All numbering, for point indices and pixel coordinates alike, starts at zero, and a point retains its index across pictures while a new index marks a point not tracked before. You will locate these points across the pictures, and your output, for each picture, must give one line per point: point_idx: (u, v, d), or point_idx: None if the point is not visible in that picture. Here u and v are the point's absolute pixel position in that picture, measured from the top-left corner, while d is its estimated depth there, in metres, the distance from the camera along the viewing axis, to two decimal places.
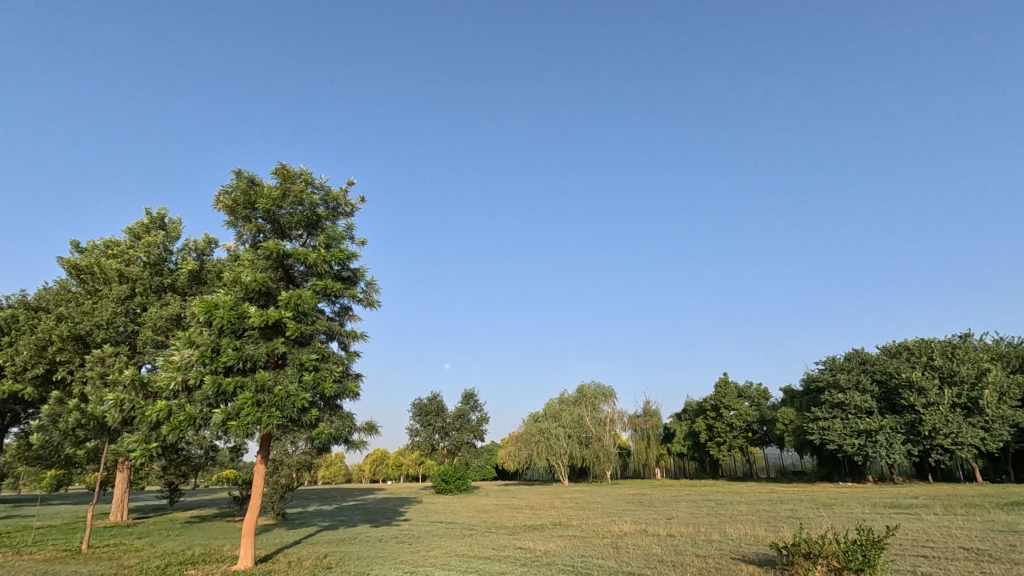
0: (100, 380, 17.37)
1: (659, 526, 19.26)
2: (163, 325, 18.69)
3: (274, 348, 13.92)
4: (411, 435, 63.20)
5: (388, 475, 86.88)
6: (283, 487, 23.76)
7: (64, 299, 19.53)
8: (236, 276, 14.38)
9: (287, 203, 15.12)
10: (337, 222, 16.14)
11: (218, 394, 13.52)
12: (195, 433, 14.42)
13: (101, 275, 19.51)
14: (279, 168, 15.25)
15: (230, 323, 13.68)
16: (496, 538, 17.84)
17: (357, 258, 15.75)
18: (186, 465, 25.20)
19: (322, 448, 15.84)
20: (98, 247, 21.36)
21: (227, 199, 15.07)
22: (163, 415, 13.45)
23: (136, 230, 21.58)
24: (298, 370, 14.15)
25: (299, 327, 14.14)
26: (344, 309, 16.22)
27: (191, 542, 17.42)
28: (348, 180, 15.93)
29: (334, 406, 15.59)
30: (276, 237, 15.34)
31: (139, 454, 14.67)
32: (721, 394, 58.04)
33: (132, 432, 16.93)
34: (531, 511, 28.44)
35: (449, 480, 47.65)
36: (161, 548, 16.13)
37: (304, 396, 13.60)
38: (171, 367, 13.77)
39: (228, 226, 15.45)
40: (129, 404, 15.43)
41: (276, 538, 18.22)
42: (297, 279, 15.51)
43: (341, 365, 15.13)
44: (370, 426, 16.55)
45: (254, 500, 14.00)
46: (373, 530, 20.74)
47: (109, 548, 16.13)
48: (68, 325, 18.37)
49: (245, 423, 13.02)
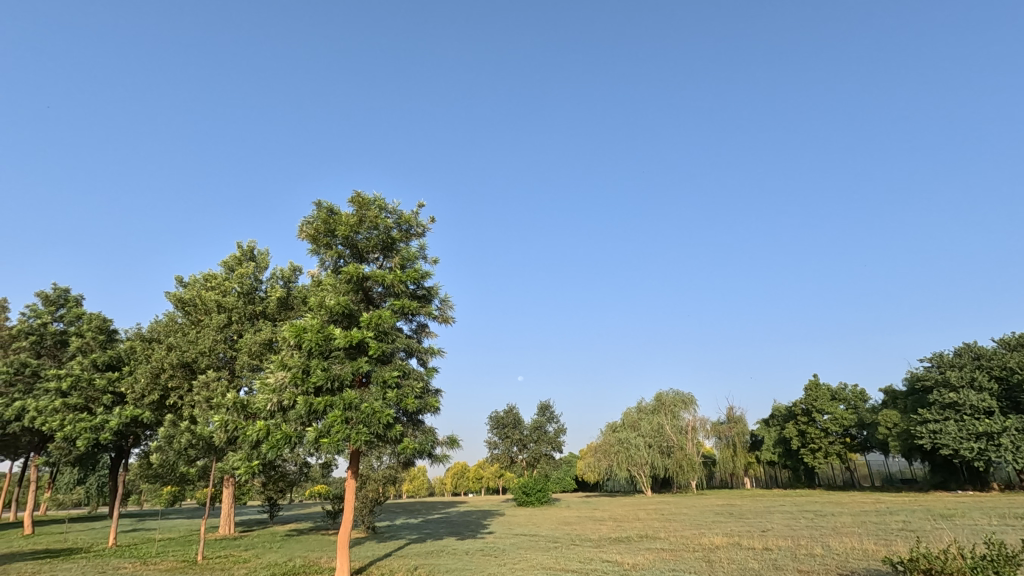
0: (206, 403, 18.84)
1: (753, 539, 18.27)
2: (258, 349, 20.06)
3: (358, 367, 14.60)
4: (490, 448, 63.91)
5: (469, 488, 88.18)
6: (372, 501, 24.71)
7: (173, 330, 21.44)
8: (320, 300, 15.18)
9: (363, 229, 15.90)
10: (410, 242, 16.75)
11: (310, 413, 14.31)
12: (291, 450, 15.28)
13: (203, 306, 21.20)
14: (355, 196, 16.06)
15: (318, 345, 14.46)
16: (582, 551, 17.61)
17: (431, 276, 16.26)
18: (283, 482, 26.65)
19: (407, 462, 16.35)
20: (199, 281, 23.31)
21: (310, 229, 16.05)
22: (262, 435, 14.42)
23: (230, 263, 23.39)
24: (382, 388, 14.73)
25: (381, 346, 14.74)
26: (421, 326, 16.73)
27: (292, 554, 18.44)
28: (420, 203, 16.47)
29: (417, 421, 16.08)
30: (355, 262, 16.12)
31: (243, 471, 15.79)
32: (811, 398, 54.52)
33: (235, 451, 18.21)
34: (615, 523, 27.79)
35: (530, 493, 47.60)
36: (266, 560, 17.11)
37: (388, 412, 14.13)
38: (267, 390, 14.75)
39: (312, 254, 16.40)
40: (232, 425, 16.64)
41: (368, 551, 18.91)
42: (376, 300, 16.18)
43: (421, 381, 15.58)
44: (452, 440, 16.91)
45: (347, 514, 14.58)
46: (460, 542, 21.05)
47: (221, 560, 17.31)
48: (177, 353, 20.12)
49: (335, 440, 13.70)
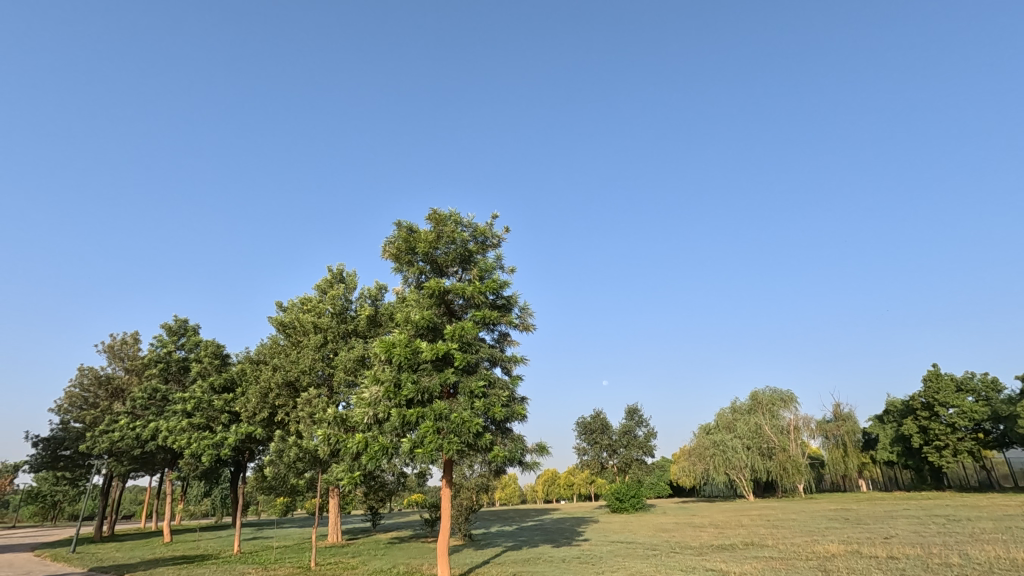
0: (310, 418, 20.17)
1: (876, 547, 16.74)
2: (352, 365, 21.12)
3: (445, 379, 15.00)
4: (579, 454, 63.32)
5: (561, 495, 87.81)
6: (467, 509, 25.26)
7: (277, 352, 23.17)
8: (406, 315, 15.82)
9: (441, 244, 16.41)
10: (486, 254, 17.05)
11: (404, 424, 14.90)
12: (388, 461, 15.97)
13: (301, 327, 22.80)
14: (431, 214, 16.62)
15: (407, 359, 15.04)
16: (684, 559, 16.95)
17: (509, 285, 16.45)
18: (383, 491, 27.85)
19: (498, 470, 16.56)
20: (297, 304, 25.05)
21: (392, 248, 16.78)
22: (361, 447, 15.18)
23: (322, 285, 24.94)
24: (470, 398, 15.06)
25: (466, 356, 15.08)
26: (503, 335, 16.95)
27: (395, 561, 19.18)
28: (493, 214, 16.75)
29: (505, 429, 16.27)
30: (436, 276, 16.65)
31: (346, 481, 16.69)
32: (933, 390, 49.39)
33: (338, 463, 19.30)
34: (716, 529, 26.51)
35: (624, 499, 46.58)
36: (372, 567, 17.97)
37: (477, 422, 14.37)
38: (363, 404, 15.51)
39: (396, 272, 17.13)
40: (334, 438, 17.64)
41: (467, 558, 19.33)
42: (458, 312, 16.60)
43: (507, 390, 15.79)
44: (541, 447, 16.94)
45: (444, 522, 14.98)
46: (555, 549, 20.97)
47: (332, 566, 18.37)
48: (281, 373, 21.74)
49: (429, 450, 14.15)
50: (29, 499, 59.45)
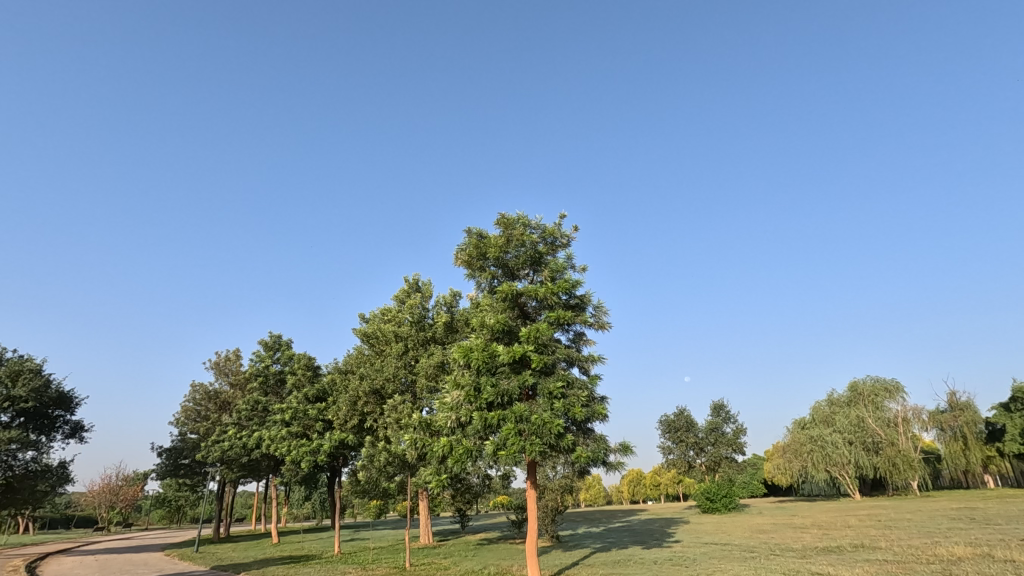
0: (396, 424, 20.98)
1: (1011, 549, 15.06)
2: (433, 371, 21.68)
3: (524, 381, 15.10)
4: (664, 453, 61.59)
5: (648, 495, 85.83)
6: (553, 510, 25.27)
7: (363, 361, 24.37)
8: (481, 320, 16.10)
9: (511, 248, 16.58)
10: (557, 254, 17.02)
11: (486, 427, 15.13)
12: (474, 464, 16.27)
13: (384, 337, 23.85)
14: (500, 218, 16.84)
15: (485, 362, 15.29)
16: (786, 562, 16.07)
17: (581, 284, 16.34)
18: (470, 493, 28.46)
19: (582, 470, 16.44)
20: (378, 315, 26.17)
21: (464, 255, 17.15)
22: (447, 450, 15.60)
23: (400, 296, 25.89)
24: (549, 399, 15.06)
25: (543, 358, 15.11)
26: (578, 335, 16.83)
27: (486, 562, 19.48)
28: (561, 214, 16.69)
29: (587, 429, 16.13)
30: (508, 280, 16.82)
31: (435, 484, 17.19)
32: None
33: (425, 466, 19.93)
34: (820, 530, 24.85)
35: (715, 499, 44.77)
36: (465, 568, 18.40)
37: (558, 422, 14.34)
38: (446, 408, 15.91)
39: (469, 279, 17.47)
40: (420, 443, 18.23)
41: (556, 559, 19.35)
42: (532, 314, 16.67)
43: (586, 390, 15.65)
44: (625, 446, 16.63)
45: (531, 523, 15.05)
46: (646, 551, 20.48)
47: (426, 567, 19.01)
48: (368, 381, 22.85)
49: (512, 452, 14.30)
50: (158, 503, 66.00)
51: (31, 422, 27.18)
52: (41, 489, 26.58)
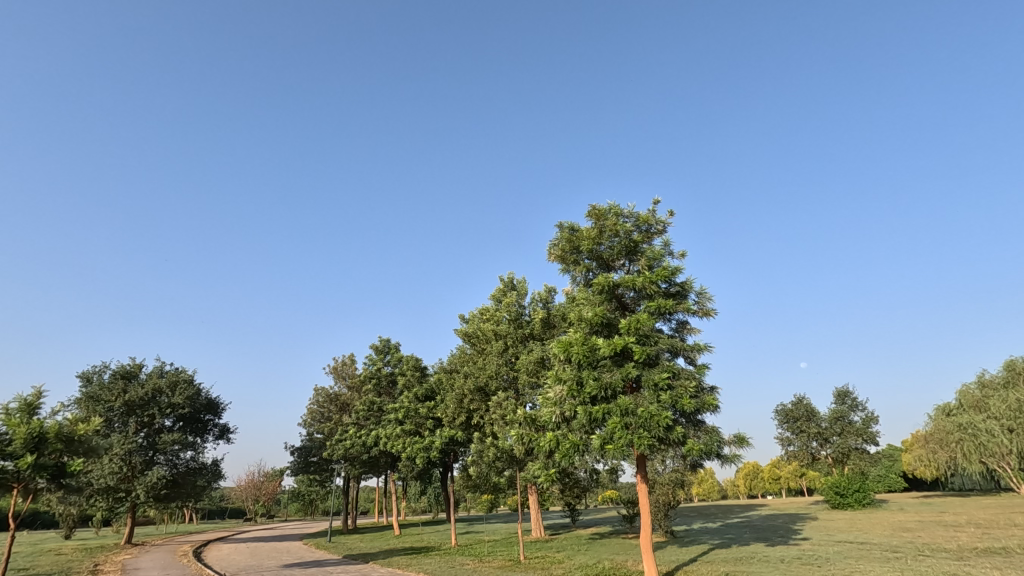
0: (503, 420, 21.46)
1: None
2: (533, 368, 21.83)
3: (627, 373, 14.80)
4: (783, 445, 57.75)
5: (767, 489, 80.96)
6: (665, 505, 24.58)
7: (466, 360, 25.27)
8: (579, 314, 16.01)
9: (605, 239, 16.32)
10: (653, 241, 16.50)
11: (591, 421, 15.02)
12: (581, 458, 16.25)
13: (484, 336, 24.54)
14: (591, 210, 16.63)
15: (586, 356, 15.19)
16: (938, 564, 14.42)
17: (681, 270, 15.72)
18: (578, 488, 28.44)
19: (695, 464, 15.84)
20: (477, 315, 26.88)
21: (557, 250, 17.15)
22: (553, 445, 15.70)
23: (497, 295, 26.40)
24: (655, 391, 14.65)
25: (645, 349, 14.73)
26: (682, 324, 16.22)
27: (600, 556, 19.37)
28: (655, 199, 16.16)
29: (697, 421, 15.51)
30: (604, 272, 16.59)
31: (544, 479, 17.39)
32: None
33: (533, 461, 20.22)
34: (979, 529, 22.01)
35: (846, 494, 41.23)
36: (578, 561, 18.46)
37: (666, 415, 13.92)
38: (550, 403, 16.01)
39: (564, 273, 17.44)
40: (527, 437, 18.46)
41: (673, 555, 18.80)
42: (631, 304, 16.33)
43: (694, 380, 15.05)
44: (740, 438, 15.79)
45: (645, 518, 14.72)
46: (771, 549, 19.28)
47: (539, 560, 19.31)
48: (473, 379, 23.64)
49: (620, 446, 14.08)
50: (294, 497, 72.69)
51: (188, 425, 30.98)
52: (200, 484, 30.27)
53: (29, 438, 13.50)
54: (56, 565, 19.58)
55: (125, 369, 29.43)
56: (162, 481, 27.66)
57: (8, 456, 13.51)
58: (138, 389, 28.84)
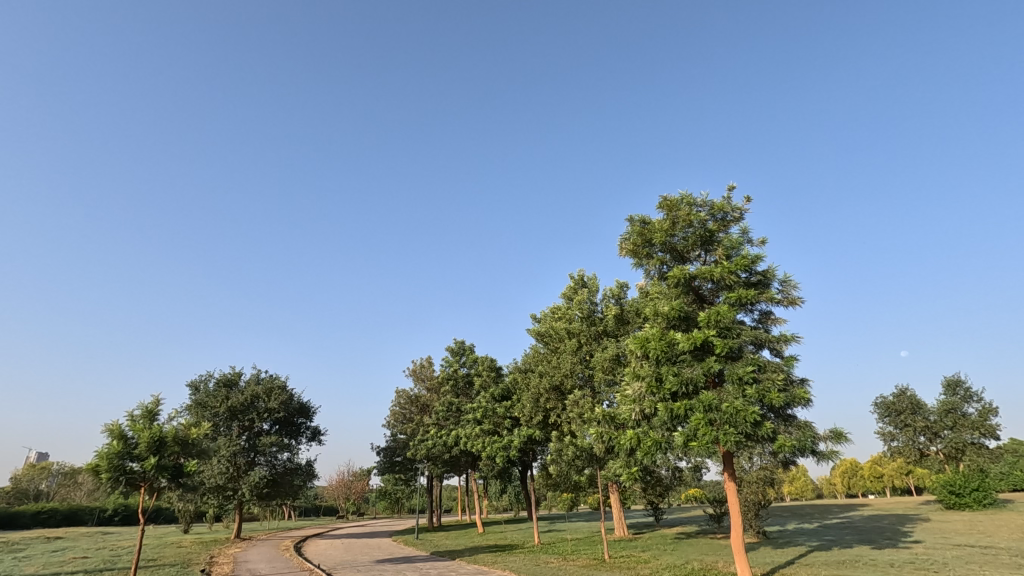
0: (580, 418, 21.36)
1: None
2: (609, 365, 21.50)
3: (709, 368, 14.24)
4: (885, 440, 53.58)
5: (869, 488, 75.31)
6: (755, 504, 23.44)
7: (540, 359, 25.36)
8: (655, 309, 15.65)
9: (678, 230, 15.84)
10: (730, 230, 15.85)
11: (673, 418, 14.58)
12: (664, 455, 15.83)
13: (558, 335, 24.50)
14: (662, 202, 16.23)
15: (664, 352, 14.79)
16: None
17: (762, 258, 14.98)
18: (661, 486, 27.75)
19: (787, 461, 15.04)
20: (550, 314, 26.91)
21: (629, 244, 16.86)
22: (634, 443, 15.37)
23: (568, 293, 26.28)
24: (739, 385, 14.03)
25: (727, 342, 14.14)
26: (765, 314, 15.45)
27: (688, 557, 18.76)
28: (729, 186, 15.54)
29: (788, 416, 14.72)
30: (679, 264, 16.12)
31: (627, 477, 17.09)
32: None
33: (614, 459, 19.91)
34: None
35: (963, 493, 37.65)
36: (665, 562, 17.98)
37: (752, 410, 13.26)
38: (629, 400, 15.68)
39: (636, 268, 17.10)
40: (606, 436, 18.14)
41: (768, 557, 17.85)
42: (709, 297, 15.77)
43: (781, 373, 14.30)
44: (837, 433, 14.82)
45: (735, 518, 14.12)
46: (878, 551, 17.95)
47: (625, 559, 18.98)
48: (548, 378, 23.66)
49: (705, 443, 13.59)
50: (381, 496, 75.78)
51: (283, 428, 33.13)
52: (296, 483, 32.26)
53: (151, 441, 14.99)
54: (178, 556, 21.51)
55: (227, 378, 31.92)
56: (263, 481, 29.77)
57: (135, 458, 15.02)
58: (239, 395, 31.22)
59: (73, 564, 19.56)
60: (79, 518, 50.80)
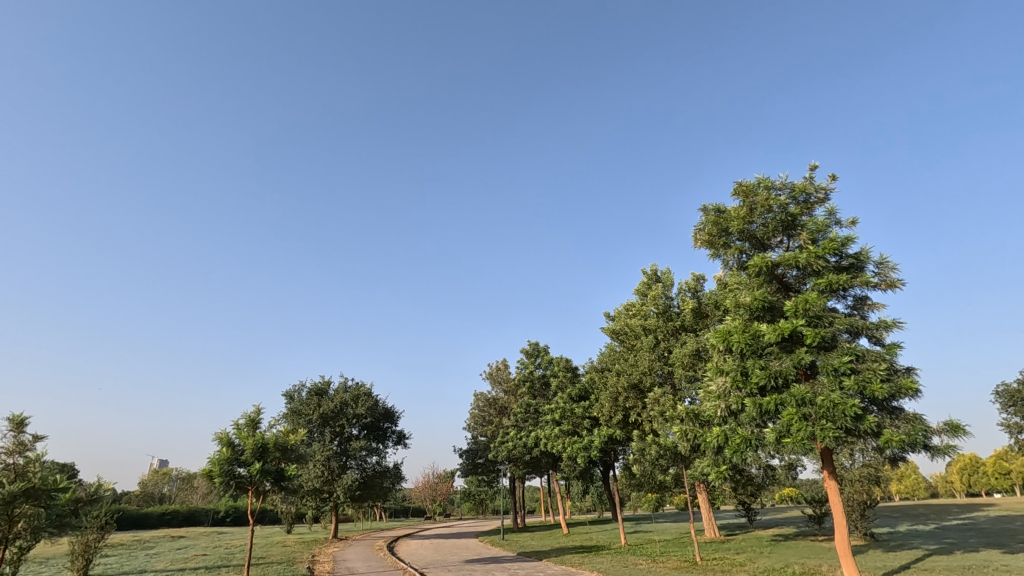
0: (662, 416, 20.79)
1: None
2: (689, 361, 20.80)
3: (800, 360, 13.41)
4: (1011, 432, 48.19)
5: (994, 486, 67.98)
6: (860, 504, 21.80)
7: (617, 358, 24.95)
8: (736, 300, 14.99)
9: (757, 216, 15.08)
10: (814, 212, 14.90)
11: (763, 414, 13.87)
12: (755, 453, 15.08)
13: (633, 332, 24.01)
14: (738, 187, 15.52)
15: (748, 344, 14.13)
16: None
17: (854, 240, 13.96)
18: (753, 485, 26.47)
19: (896, 457, 13.87)
20: (624, 311, 26.44)
21: (704, 235, 16.25)
22: (722, 441, 14.76)
23: (642, 289, 25.71)
24: (835, 377, 13.12)
25: (819, 332, 13.24)
26: (860, 300, 14.38)
27: (788, 560, 17.75)
28: (811, 165, 14.62)
29: (893, 408, 13.60)
30: (759, 251, 15.32)
31: (715, 477, 16.42)
32: None
33: (700, 458, 19.19)
34: None
35: None
36: (763, 565, 17.12)
37: (852, 403, 12.35)
38: (713, 397, 15.07)
39: (713, 259, 16.46)
40: (691, 434, 17.48)
41: (879, 562, 16.54)
42: (795, 285, 14.90)
43: (883, 362, 13.23)
44: (953, 426, 13.51)
45: (839, 519, 13.19)
46: (1010, 556, 16.18)
47: (718, 562, 18.25)
48: (626, 377, 23.23)
49: (800, 440, 12.79)
50: (465, 497, 77.49)
51: (371, 432, 34.67)
52: (386, 485, 33.63)
53: (255, 447, 16.19)
54: (284, 554, 23.10)
55: (317, 387, 33.86)
56: (356, 483, 31.31)
57: (242, 463, 16.24)
58: (329, 402, 33.01)
59: (196, 560, 21.50)
60: (197, 518, 55.74)
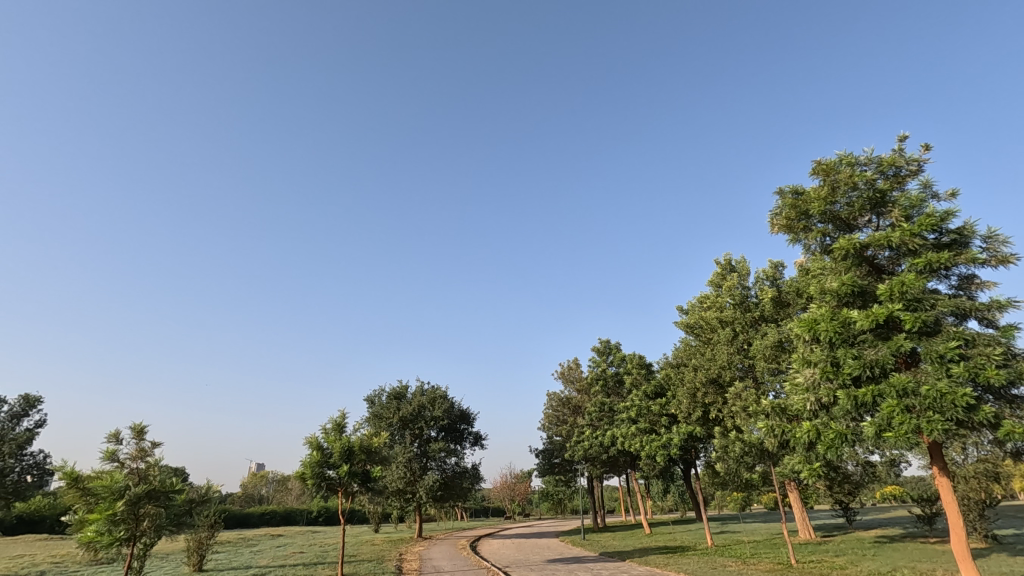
0: (745, 412, 19.90)
1: None
2: (771, 353, 19.78)
3: (898, 347, 12.38)
4: None
5: None
6: (977, 503, 19.88)
7: (693, 353, 24.16)
8: (821, 286, 14.10)
9: (840, 195, 14.13)
10: (906, 186, 13.74)
11: (859, 406, 12.96)
12: (852, 448, 14.08)
13: (709, 325, 23.17)
14: (817, 166, 14.64)
15: (838, 333, 13.27)
16: None
17: (955, 214, 12.73)
18: (850, 483, 24.76)
19: (1019, 450, 12.50)
20: (698, 304, 25.57)
21: (781, 219, 15.42)
22: (814, 436, 13.89)
23: (715, 280, 24.77)
24: (941, 364, 12.02)
25: (919, 316, 12.18)
26: (967, 279, 13.10)
27: (896, 564, 16.45)
28: (899, 135, 13.51)
29: (1013, 397, 12.28)
30: (845, 233, 14.34)
31: (808, 474, 15.47)
32: None
33: (790, 455, 18.19)
34: None
35: None
36: (868, 568, 15.96)
37: (963, 392, 11.24)
38: (801, 390, 14.23)
39: (794, 244, 15.58)
40: (778, 429, 16.59)
41: (1004, 566, 14.97)
42: (888, 266, 13.81)
43: (998, 346, 11.99)
44: None
45: (954, 519, 12.06)
46: None
47: (816, 565, 17.22)
48: (704, 372, 22.45)
49: (904, 434, 11.80)
50: (544, 497, 77.63)
51: (449, 434, 35.52)
52: (465, 485, 34.33)
53: (342, 450, 17.03)
54: (374, 552, 24.13)
55: (396, 391, 35.14)
56: (436, 483, 32.18)
57: (331, 465, 17.11)
58: (408, 406, 34.16)
59: (295, 557, 22.92)
60: (293, 518, 59.38)
